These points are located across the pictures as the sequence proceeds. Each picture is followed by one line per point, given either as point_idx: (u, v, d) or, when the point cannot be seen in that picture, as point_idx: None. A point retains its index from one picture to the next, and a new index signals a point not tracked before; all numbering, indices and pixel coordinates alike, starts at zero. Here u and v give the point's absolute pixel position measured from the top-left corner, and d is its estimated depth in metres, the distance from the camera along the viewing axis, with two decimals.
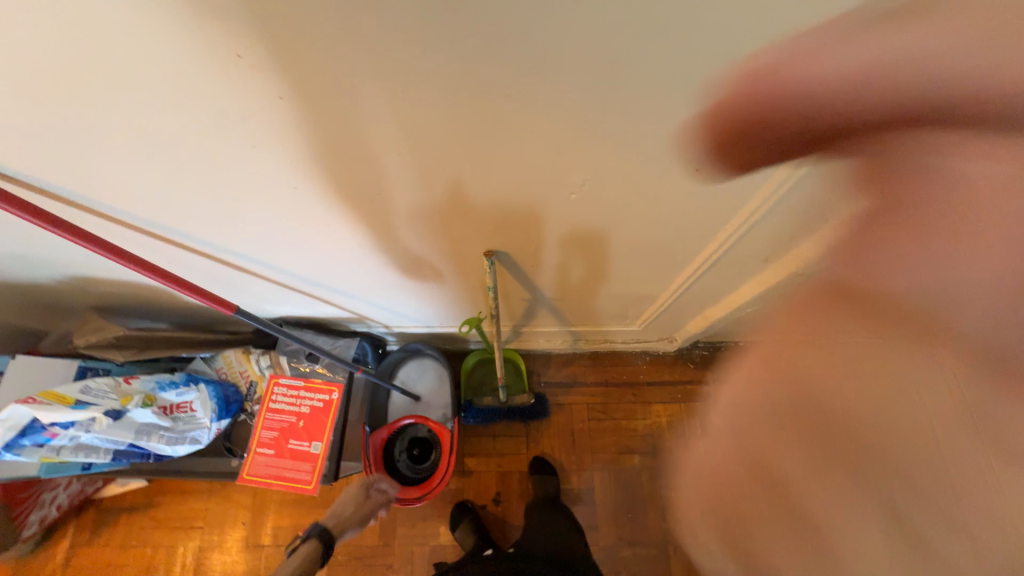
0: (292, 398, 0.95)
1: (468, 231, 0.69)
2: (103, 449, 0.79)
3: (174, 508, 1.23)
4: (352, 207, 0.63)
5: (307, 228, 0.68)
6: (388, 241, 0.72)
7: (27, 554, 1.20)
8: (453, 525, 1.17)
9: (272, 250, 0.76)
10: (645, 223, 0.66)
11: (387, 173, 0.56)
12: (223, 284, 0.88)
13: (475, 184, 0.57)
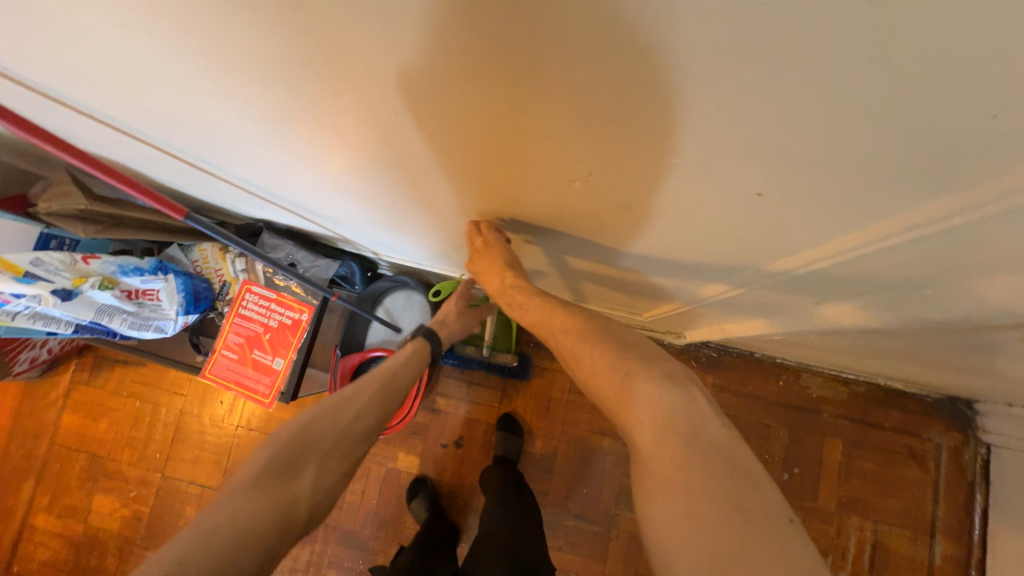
0: (262, 309, 0.90)
1: (456, 183, 0.56)
2: (64, 321, 0.78)
3: (162, 371, 1.30)
4: (312, 132, 0.50)
5: (270, 144, 0.57)
6: (363, 175, 0.60)
7: (35, 379, 1.31)
8: (411, 495, 1.18)
9: (236, 159, 0.65)
10: (669, 227, 0.50)
11: (338, 102, 0.42)
12: (191, 181, 0.78)
13: (456, 136, 0.43)
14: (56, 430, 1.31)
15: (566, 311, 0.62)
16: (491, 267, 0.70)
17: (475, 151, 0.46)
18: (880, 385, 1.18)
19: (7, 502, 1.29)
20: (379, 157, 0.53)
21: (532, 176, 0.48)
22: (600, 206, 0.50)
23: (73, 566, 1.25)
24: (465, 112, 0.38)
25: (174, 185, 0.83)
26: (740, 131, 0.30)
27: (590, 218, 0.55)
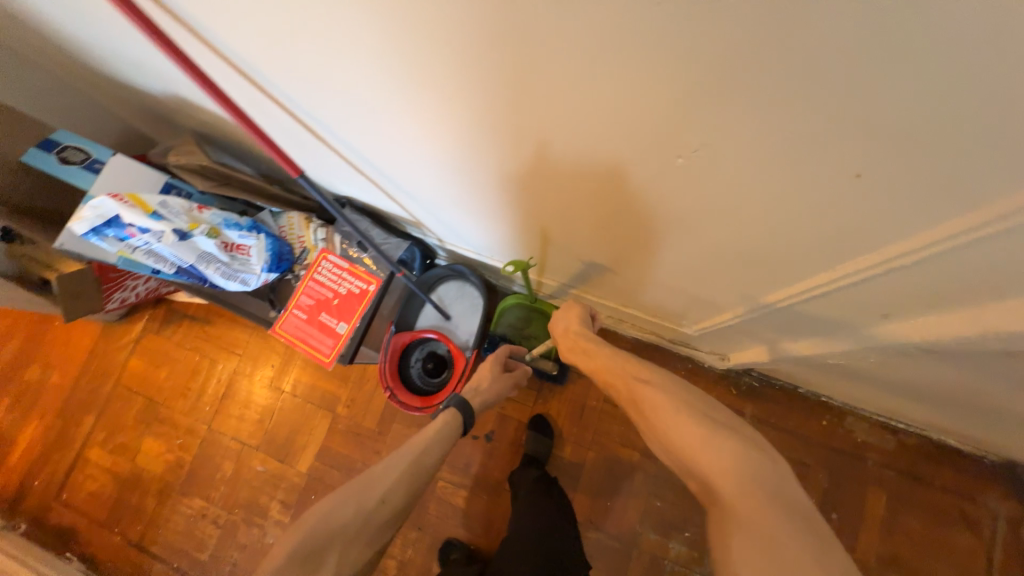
0: (335, 277, 0.98)
1: (553, 168, 0.61)
2: (169, 262, 0.86)
3: (223, 330, 1.39)
4: (439, 100, 0.56)
5: (394, 112, 0.63)
6: (467, 154, 0.66)
7: (114, 322, 1.44)
8: (443, 558, 1.15)
9: (353, 132, 0.73)
10: (750, 218, 0.53)
11: (477, 63, 0.47)
12: (299, 147, 0.86)
13: (574, 108, 0.48)
14: (122, 372, 1.42)
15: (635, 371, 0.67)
16: (562, 321, 0.87)
17: (585, 129, 0.50)
18: (932, 439, 1.13)
19: (69, 432, 1.39)
20: (490, 132, 0.59)
21: (633, 156, 0.51)
22: (689, 191, 0.53)
23: (116, 501, 1.33)
24: (595, 82, 0.42)
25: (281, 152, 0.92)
26: (850, 107, 0.34)
27: (674, 206, 0.57)
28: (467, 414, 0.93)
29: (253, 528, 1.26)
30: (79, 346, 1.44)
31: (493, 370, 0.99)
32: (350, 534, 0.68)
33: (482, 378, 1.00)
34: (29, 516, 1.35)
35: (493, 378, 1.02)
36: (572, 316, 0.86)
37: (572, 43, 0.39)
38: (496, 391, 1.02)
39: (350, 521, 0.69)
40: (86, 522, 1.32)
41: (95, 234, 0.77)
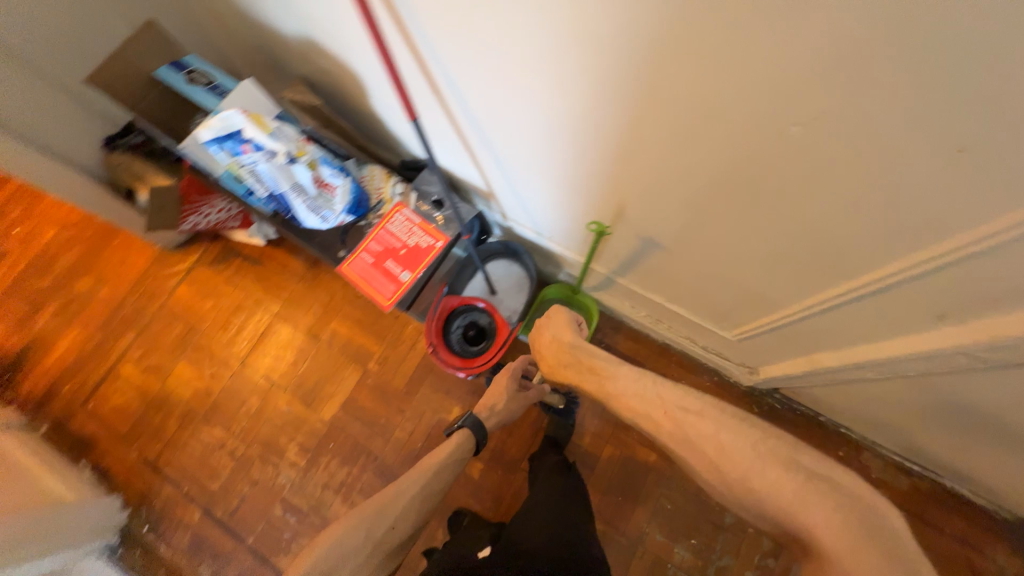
0: (406, 229, 1.04)
1: (659, 145, 0.66)
2: (266, 184, 0.95)
3: (273, 273, 1.46)
4: (577, 72, 0.62)
5: (525, 68, 0.66)
6: (579, 128, 0.72)
7: (170, 249, 1.51)
8: (450, 526, 1.18)
9: (470, 98, 0.79)
10: (839, 203, 0.57)
11: (631, 35, 0.53)
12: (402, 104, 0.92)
13: (711, 87, 0.53)
14: (169, 298, 1.47)
15: (677, 400, 0.71)
16: (547, 332, 0.98)
17: (711, 108, 0.55)
18: (945, 486, 1.14)
19: (106, 345, 1.44)
20: (612, 106, 0.64)
21: (746, 134, 0.56)
22: (791, 167, 0.56)
23: (138, 419, 1.35)
24: (734, 54, 0.48)
25: (380, 106, 0.98)
26: (943, 102, 0.41)
27: (768, 186, 0.61)
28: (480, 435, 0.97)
29: (268, 466, 1.28)
30: (134, 267, 1.50)
31: (505, 391, 1.01)
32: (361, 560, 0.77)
33: (497, 400, 1.03)
34: (51, 419, 1.38)
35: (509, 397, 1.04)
36: (557, 327, 0.97)
37: (730, 14, 0.44)
38: (511, 409, 1.04)
39: (361, 548, 0.77)
40: (105, 435, 1.35)
41: (215, 143, 0.85)
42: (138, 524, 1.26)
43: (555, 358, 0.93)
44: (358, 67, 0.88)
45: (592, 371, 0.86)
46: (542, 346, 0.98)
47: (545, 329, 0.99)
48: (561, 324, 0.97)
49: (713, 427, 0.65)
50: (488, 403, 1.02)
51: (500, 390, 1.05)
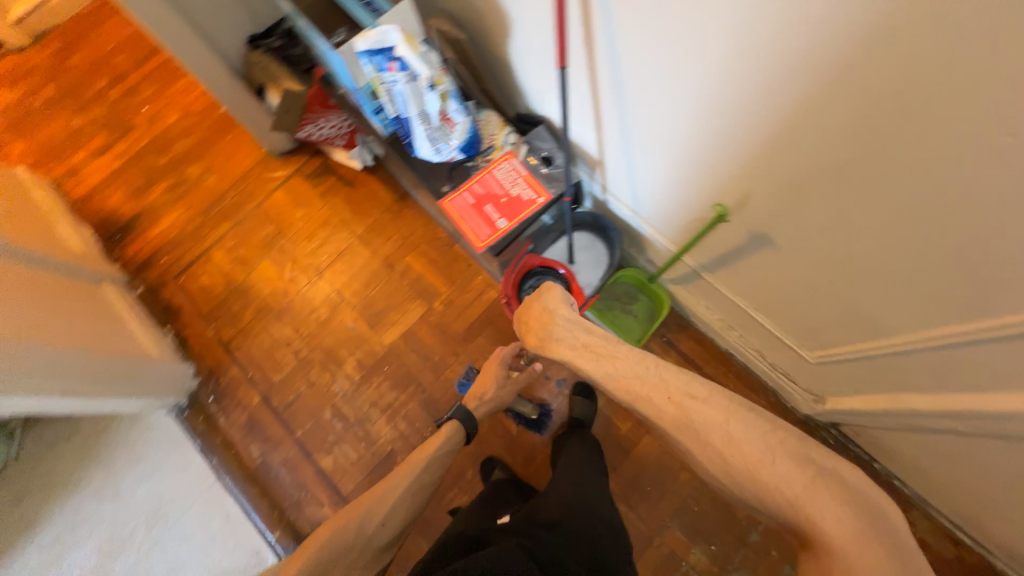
0: (511, 179, 1.07)
1: (818, 140, 0.64)
2: (397, 105, 0.98)
3: (362, 197, 1.52)
4: (764, 43, 0.59)
5: (700, 36, 0.65)
6: (737, 103, 0.69)
7: (275, 155, 1.60)
8: (485, 473, 1.23)
9: (624, 54, 0.77)
10: (1011, 230, 0.53)
11: (844, 17, 0.50)
12: (543, 56, 0.92)
13: (919, 83, 0.49)
14: (265, 199, 1.57)
15: (683, 385, 0.71)
16: (536, 305, 0.91)
17: (909, 104, 0.52)
18: (994, 565, 1.09)
19: (204, 229, 1.56)
20: (784, 92, 0.63)
21: (931, 140, 0.53)
22: (972, 183, 0.53)
23: (220, 301, 1.47)
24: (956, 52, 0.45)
25: (518, 53, 0.99)
26: None
27: (935, 200, 0.58)
28: (467, 424, 1.04)
29: (325, 372, 1.37)
30: (240, 163, 1.61)
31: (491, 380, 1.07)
32: (351, 558, 0.77)
33: (485, 389, 1.10)
34: (146, 284, 1.52)
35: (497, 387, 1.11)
36: (545, 301, 0.91)
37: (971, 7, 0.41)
38: (500, 396, 1.11)
39: (353, 539, 0.79)
40: (189, 308, 1.47)
41: (367, 56, 0.89)
42: (204, 393, 1.39)
43: (546, 330, 0.87)
44: (512, 10, 0.89)
45: (589, 349, 0.81)
46: (531, 319, 0.91)
47: (532, 303, 0.93)
48: (548, 299, 0.91)
49: (721, 414, 0.65)
50: (475, 393, 1.10)
51: (488, 380, 1.12)
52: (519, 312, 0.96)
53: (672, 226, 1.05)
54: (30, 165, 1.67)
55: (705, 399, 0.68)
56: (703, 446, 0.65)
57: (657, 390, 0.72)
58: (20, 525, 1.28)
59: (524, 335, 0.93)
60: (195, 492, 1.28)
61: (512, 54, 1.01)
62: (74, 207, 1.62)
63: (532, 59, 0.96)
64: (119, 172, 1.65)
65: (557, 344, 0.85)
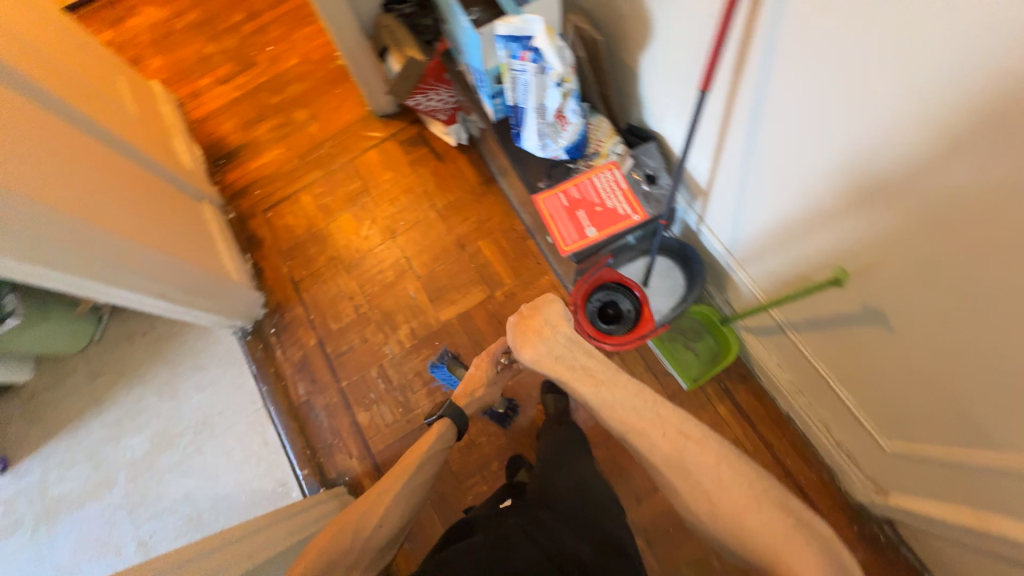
0: (609, 189, 1.04)
1: (975, 234, 0.58)
2: (517, 94, 0.98)
3: (449, 173, 1.55)
4: (953, 113, 0.53)
5: (870, 93, 0.61)
6: (892, 170, 0.64)
7: (377, 115, 1.65)
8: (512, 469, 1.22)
9: (776, 91, 0.73)
10: None
11: None
12: (681, 74, 0.89)
13: None
14: (359, 155, 1.63)
15: (679, 424, 0.73)
16: (538, 317, 0.83)
17: None
18: None
19: (298, 171, 1.64)
20: (951, 172, 0.57)
21: None
22: None
23: (299, 241, 1.55)
24: None
25: (652, 66, 0.96)
26: None
27: None
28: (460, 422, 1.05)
29: (379, 332, 1.42)
30: (343, 116, 1.68)
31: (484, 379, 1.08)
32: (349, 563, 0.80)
33: (475, 387, 1.10)
34: (237, 211, 1.62)
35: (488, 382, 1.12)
36: (547, 313, 0.83)
37: None
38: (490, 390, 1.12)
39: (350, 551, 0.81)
40: (270, 242, 1.56)
41: (504, 41, 0.89)
42: (268, 323, 1.47)
43: (548, 347, 0.81)
44: (663, 22, 0.86)
45: (586, 372, 0.79)
46: (530, 330, 0.82)
47: (531, 311, 0.84)
48: (549, 311, 0.84)
49: (715, 458, 0.68)
50: (466, 392, 1.10)
51: (477, 379, 1.11)
52: (514, 320, 0.84)
53: (766, 274, 0.99)
54: (162, 80, 1.82)
55: (700, 440, 0.70)
56: (694, 482, 0.67)
57: (653, 424, 0.73)
58: (94, 398, 1.43)
59: (517, 348, 0.83)
60: (241, 412, 1.37)
61: (645, 66, 0.98)
62: (191, 126, 1.75)
63: (667, 75, 0.93)
64: (235, 103, 1.77)
65: (553, 363, 0.80)
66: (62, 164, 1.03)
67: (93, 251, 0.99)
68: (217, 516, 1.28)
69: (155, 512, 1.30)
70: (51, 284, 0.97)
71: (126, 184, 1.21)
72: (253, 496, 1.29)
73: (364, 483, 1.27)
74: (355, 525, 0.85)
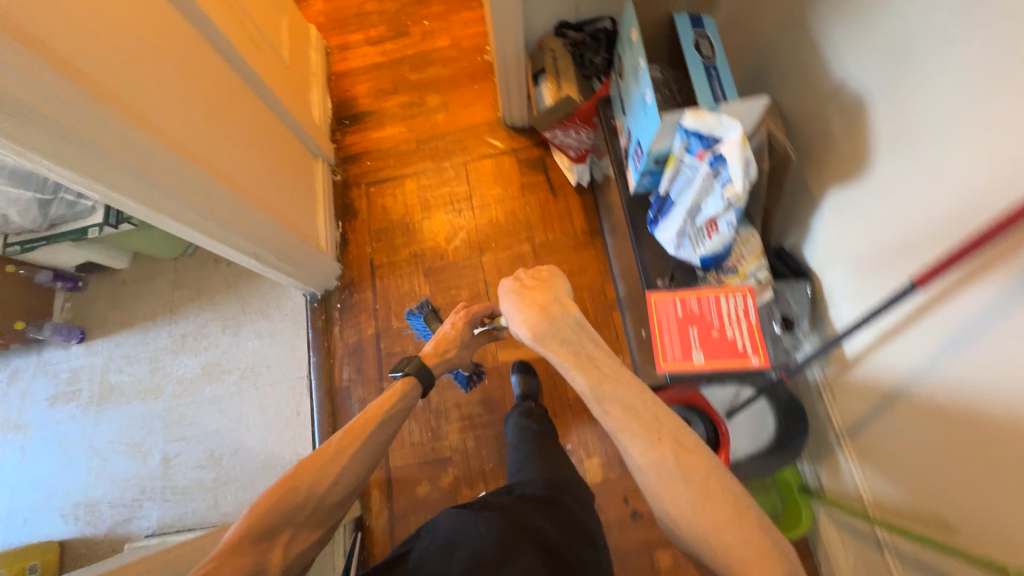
0: (734, 315, 0.91)
1: None
2: (674, 187, 0.88)
3: (557, 211, 1.46)
4: None
5: None
6: None
7: (505, 126, 1.59)
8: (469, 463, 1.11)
9: (1013, 331, 0.59)
10: None
11: None
12: (888, 240, 0.75)
13: None
14: (474, 158, 1.57)
15: (677, 431, 0.65)
16: (548, 290, 0.82)
17: None
18: None
19: (412, 155, 1.62)
20: None
21: None
22: None
23: (390, 226, 1.54)
24: None
25: (849, 211, 0.82)
26: None
27: None
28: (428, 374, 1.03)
29: None
30: (473, 116, 1.63)
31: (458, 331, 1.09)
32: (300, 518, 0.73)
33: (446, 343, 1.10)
34: (344, 175, 1.63)
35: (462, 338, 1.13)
36: (559, 291, 0.83)
37: None
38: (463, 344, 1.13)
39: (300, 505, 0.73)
40: (364, 217, 1.56)
41: (685, 133, 0.79)
42: (336, 297, 1.47)
43: (549, 322, 0.77)
44: (895, 180, 0.72)
45: (588, 361, 0.73)
46: (534, 300, 0.81)
47: (541, 283, 0.84)
48: (560, 290, 0.83)
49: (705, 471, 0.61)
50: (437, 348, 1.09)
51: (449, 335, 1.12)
52: (517, 289, 0.84)
53: (887, 485, 0.84)
54: (319, 25, 1.85)
55: (693, 449, 0.63)
56: (678, 493, 0.60)
57: (648, 427, 0.65)
58: (168, 307, 1.52)
59: (516, 320, 0.81)
60: (287, 374, 1.39)
61: (839, 205, 0.84)
62: (330, 78, 1.77)
63: (867, 229, 0.78)
64: (376, 67, 1.76)
65: (550, 342, 0.76)
66: (201, 115, 1.02)
67: (211, 212, 1.00)
68: (234, 463, 1.32)
69: (185, 435, 1.37)
70: (176, 231, 0.99)
71: (259, 140, 1.23)
72: (272, 458, 1.32)
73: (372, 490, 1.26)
74: (309, 484, 0.76)
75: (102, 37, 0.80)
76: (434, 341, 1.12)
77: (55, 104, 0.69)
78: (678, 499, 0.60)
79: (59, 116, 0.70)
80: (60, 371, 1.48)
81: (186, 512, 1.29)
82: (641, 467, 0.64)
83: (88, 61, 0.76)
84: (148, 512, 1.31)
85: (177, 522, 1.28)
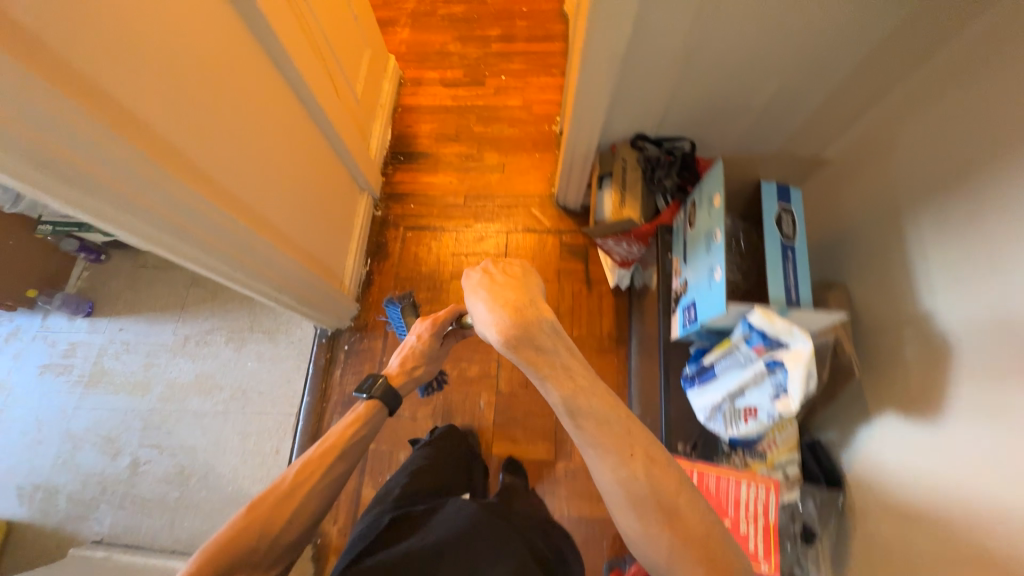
0: (752, 508, 0.83)
1: None
2: (721, 367, 0.82)
3: (588, 308, 1.42)
4: None
5: None
6: None
7: (556, 203, 1.55)
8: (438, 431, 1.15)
9: None
10: None
11: None
12: (960, 521, 0.63)
13: None
14: (517, 229, 1.54)
15: (648, 444, 0.63)
16: (522, 290, 0.71)
17: None
18: None
19: (457, 209, 1.59)
20: None
21: None
22: None
23: (418, 278, 1.50)
24: None
25: (921, 455, 0.70)
26: None
27: None
28: (392, 397, 0.98)
29: (430, 419, 1.33)
30: (527, 184, 1.60)
31: (429, 342, 1.08)
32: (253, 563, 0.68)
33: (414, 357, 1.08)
34: (385, 212, 1.61)
35: (430, 348, 1.11)
36: (532, 290, 0.72)
37: None
38: (433, 355, 1.12)
39: (254, 549, 0.68)
40: (394, 261, 1.53)
41: (748, 326, 0.74)
42: (345, 338, 1.43)
43: (521, 323, 0.66)
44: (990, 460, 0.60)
45: (563, 368, 0.65)
46: (503, 299, 0.69)
47: (507, 280, 0.72)
48: (532, 289, 0.72)
49: (676, 486, 0.61)
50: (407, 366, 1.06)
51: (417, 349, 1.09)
52: (484, 285, 0.72)
53: None
54: (400, 55, 1.86)
55: (664, 464, 0.61)
56: (649, 513, 0.59)
57: (619, 440, 0.62)
58: (180, 303, 1.49)
59: (482, 318, 0.69)
60: (276, 407, 1.35)
61: (909, 438, 0.73)
62: (397, 110, 1.77)
63: (942, 490, 0.66)
64: (444, 110, 1.75)
65: (519, 354, 0.66)
66: (258, 157, 0.98)
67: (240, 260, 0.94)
68: (200, 487, 1.28)
69: (160, 443, 1.33)
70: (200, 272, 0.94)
71: (309, 180, 1.19)
72: (238, 492, 1.27)
73: (329, 557, 1.20)
74: (260, 528, 0.70)
75: (178, 85, 0.76)
76: (401, 358, 1.08)
77: (100, 163, 0.65)
78: (644, 512, 0.59)
79: (99, 173, 0.66)
80: (58, 341, 1.46)
81: (140, 527, 1.26)
82: (610, 482, 0.61)
83: (155, 114, 0.72)
84: (103, 515, 1.27)
85: (128, 535, 1.25)
